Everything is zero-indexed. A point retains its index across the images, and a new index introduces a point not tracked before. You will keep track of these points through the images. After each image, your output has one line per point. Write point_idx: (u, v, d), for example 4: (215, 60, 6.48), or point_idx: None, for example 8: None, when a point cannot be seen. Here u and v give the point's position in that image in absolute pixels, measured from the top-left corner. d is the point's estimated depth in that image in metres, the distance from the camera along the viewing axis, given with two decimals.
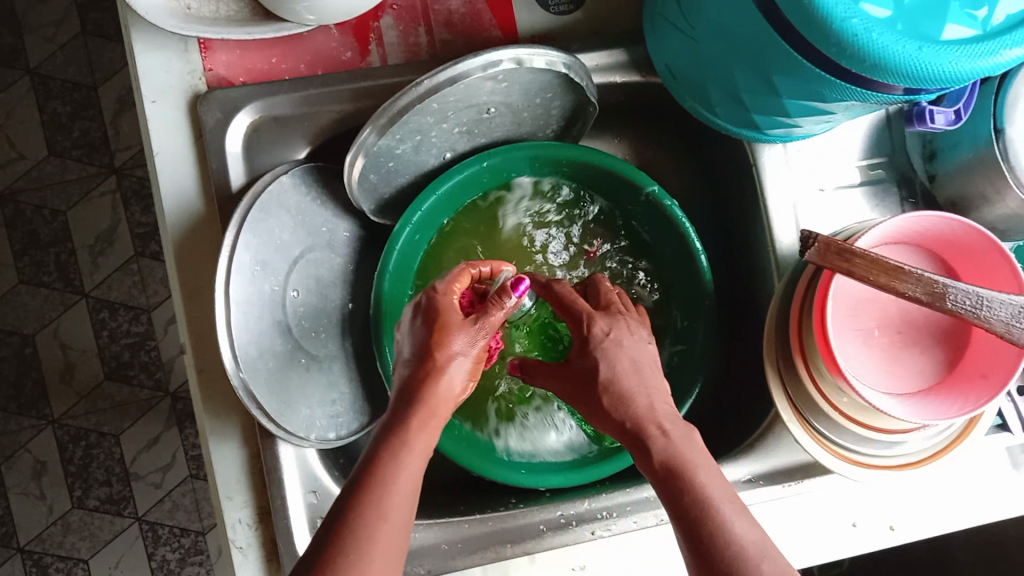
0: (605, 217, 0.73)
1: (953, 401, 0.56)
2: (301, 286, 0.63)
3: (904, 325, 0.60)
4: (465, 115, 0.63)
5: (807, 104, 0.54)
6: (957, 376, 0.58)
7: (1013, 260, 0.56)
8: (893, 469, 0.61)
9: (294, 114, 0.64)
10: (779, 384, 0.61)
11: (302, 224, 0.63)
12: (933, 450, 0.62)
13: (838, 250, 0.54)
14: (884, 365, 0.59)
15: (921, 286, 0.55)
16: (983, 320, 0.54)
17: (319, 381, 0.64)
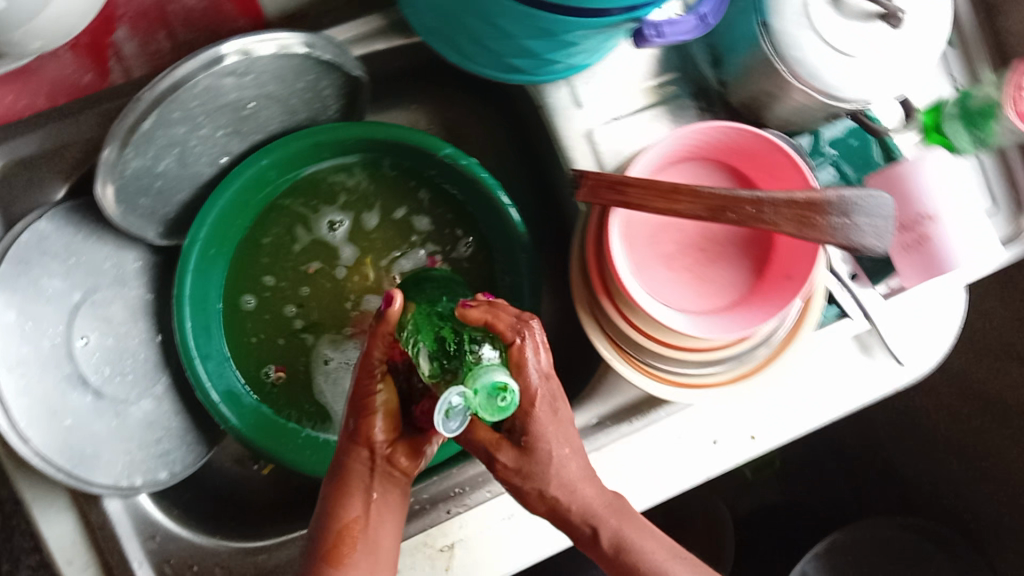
0: (420, 203, 0.71)
1: (756, 309, 0.55)
2: (91, 331, 0.60)
3: (704, 242, 0.59)
4: (221, 118, 0.59)
5: (545, 40, 0.51)
6: (767, 281, 0.57)
7: (794, 156, 0.54)
8: (729, 384, 0.60)
9: (44, 152, 0.60)
10: (597, 326, 0.59)
11: (77, 267, 0.60)
12: (766, 359, 0.60)
13: (606, 184, 0.54)
14: (692, 286, 0.58)
15: (700, 205, 0.53)
16: (769, 225, 0.51)
17: (136, 425, 0.61)
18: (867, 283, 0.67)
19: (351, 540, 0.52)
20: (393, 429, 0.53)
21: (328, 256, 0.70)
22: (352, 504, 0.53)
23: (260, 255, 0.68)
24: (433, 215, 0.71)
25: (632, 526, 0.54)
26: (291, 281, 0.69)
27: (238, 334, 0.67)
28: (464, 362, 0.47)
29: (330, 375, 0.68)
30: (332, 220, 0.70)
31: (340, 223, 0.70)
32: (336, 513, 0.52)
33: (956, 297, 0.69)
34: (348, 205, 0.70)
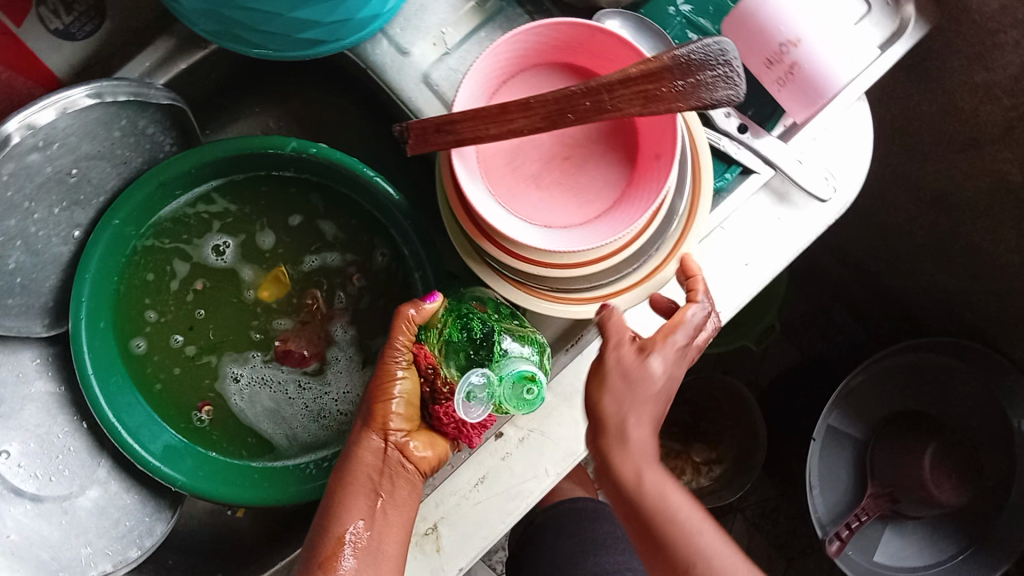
0: (300, 210, 0.68)
1: (636, 203, 0.52)
2: (10, 443, 0.59)
3: (563, 147, 0.56)
4: (50, 195, 0.57)
5: (309, 5, 0.47)
6: (640, 167, 0.54)
7: (619, 33, 0.51)
8: (641, 284, 0.57)
9: None
10: (489, 270, 0.56)
11: None
12: (673, 242, 0.57)
13: (433, 128, 0.50)
14: (565, 198, 0.55)
15: (539, 115, 0.48)
16: (615, 111, 0.48)
17: (88, 514, 0.60)
18: (762, 131, 0.63)
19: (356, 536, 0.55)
20: (408, 421, 0.57)
21: (226, 286, 0.68)
22: (360, 496, 0.56)
23: (146, 308, 0.65)
24: (316, 216, 0.68)
25: (699, 518, 0.56)
26: (189, 322, 0.66)
27: (155, 394, 0.65)
28: (492, 354, 0.54)
29: (244, 394, 0.66)
30: (217, 251, 0.67)
31: (225, 245, 0.67)
32: (339, 514, 0.56)
33: (858, 112, 0.65)
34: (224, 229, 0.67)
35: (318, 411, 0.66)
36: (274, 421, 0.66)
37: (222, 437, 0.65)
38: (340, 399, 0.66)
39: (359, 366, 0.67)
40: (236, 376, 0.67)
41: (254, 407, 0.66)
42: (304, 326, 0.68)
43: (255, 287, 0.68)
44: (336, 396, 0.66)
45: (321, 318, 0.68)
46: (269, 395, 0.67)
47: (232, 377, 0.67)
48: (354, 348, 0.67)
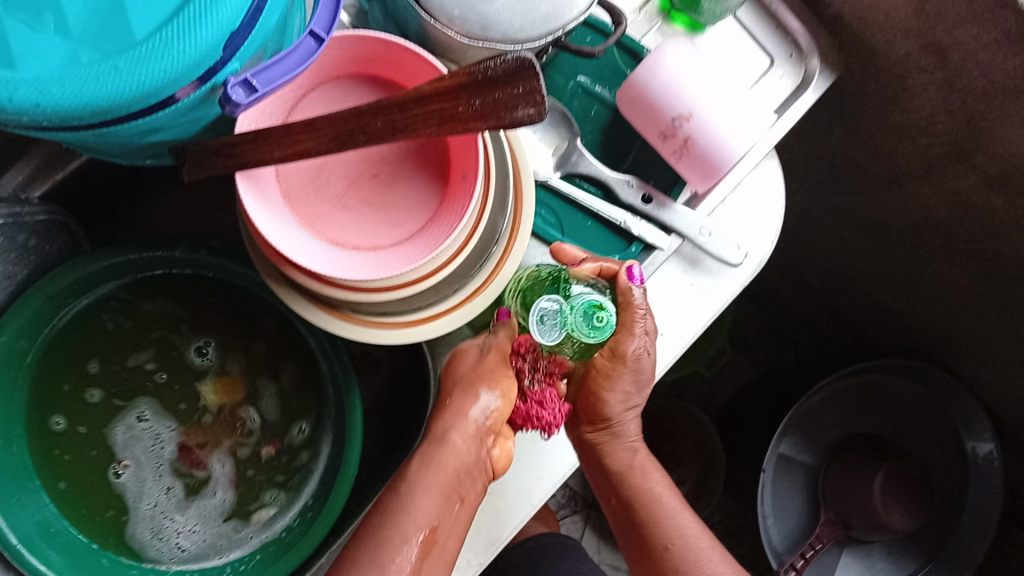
0: (263, 343, 0.72)
1: (442, 231, 0.50)
2: None
3: (372, 168, 0.53)
4: None
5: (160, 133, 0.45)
6: (450, 190, 0.52)
7: (410, 45, 0.50)
8: (467, 301, 0.56)
9: None
10: (306, 298, 0.54)
11: None
12: (494, 266, 0.56)
13: (216, 151, 0.47)
14: (376, 221, 0.53)
15: (328, 133, 0.47)
16: (410, 130, 0.46)
17: None
18: (665, 201, 0.61)
19: (432, 517, 0.54)
20: (498, 424, 0.57)
21: (184, 381, 0.73)
22: (434, 490, 0.55)
23: (66, 372, 0.65)
24: (272, 383, 0.73)
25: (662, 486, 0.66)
26: (118, 388, 0.70)
27: (44, 466, 0.63)
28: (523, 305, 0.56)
29: (127, 446, 0.70)
30: (177, 350, 0.72)
31: (208, 348, 0.73)
32: (403, 508, 0.54)
33: (766, 168, 0.64)
34: (189, 326, 0.71)
35: (172, 527, 0.67)
36: (135, 483, 0.69)
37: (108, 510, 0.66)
38: (182, 534, 0.67)
39: (224, 519, 0.68)
40: (133, 441, 0.70)
41: (131, 483, 0.69)
42: (206, 446, 0.73)
43: (206, 383, 0.73)
44: (178, 528, 0.67)
45: (230, 439, 0.73)
46: (144, 456, 0.70)
47: (127, 424, 0.70)
48: (231, 499, 0.70)
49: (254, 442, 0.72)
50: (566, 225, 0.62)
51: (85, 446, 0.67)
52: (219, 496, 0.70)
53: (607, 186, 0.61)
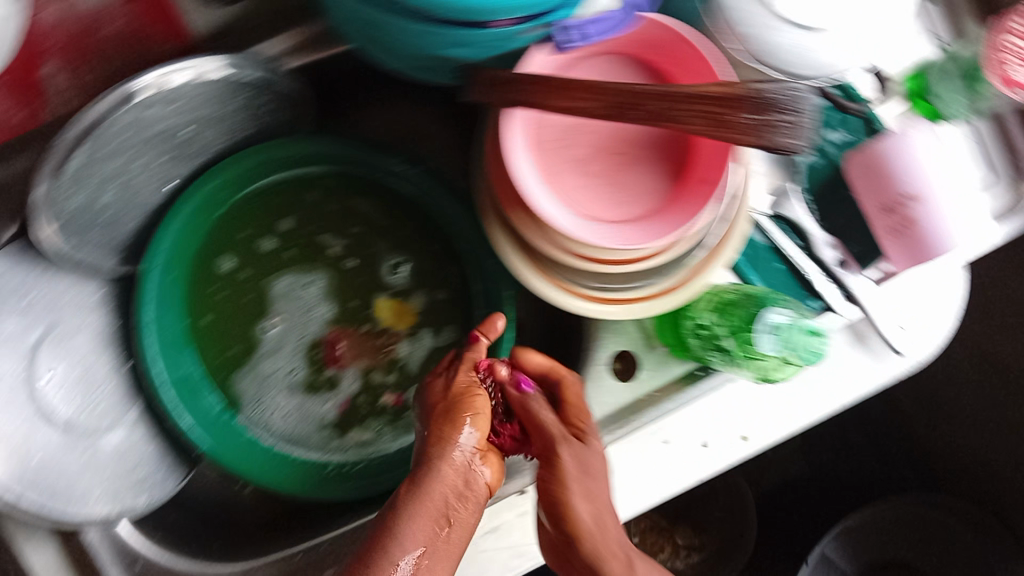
0: (445, 292, 0.69)
1: (671, 222, 0.51)
2: (57, 364, 0.60)
3: (625, 147, 0.55)
4: (153, 148, 0.58)
5: (464, 47, 0.48)
6: (684, 187, 0.53)
7: (700, 46, 0.50)
8: (654, 298, 0.57)
9: None
10: (514, 245, 0.56)
11: (36, 305, 0.60)
12: (692, 269, 0.57)
13: (501, 82, 0.50)
14: (609, 196, 0.54)
15: (598, 101, 0.50)
16: (679, 122, 0.48)
17: (111, 458, 0.61)
18: (857, 270, 0.62)
19: (428, 535, 0.47)
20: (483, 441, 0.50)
21: (360, 284, 0.69)
22: (421, 522, 0.47)
23: (263, 218, 0.67)
24: (435, 335, 0.69)
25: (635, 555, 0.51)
26: (295, 245, 0.68)
27: (205, 298, 0.65)
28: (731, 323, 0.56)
29: (280, 307, 0.68)
30: (375, 249, 0.69)
31: (399, 266, 0.69)
32: (396, 532, 0.46)
33: (955, 275, 0.65)
34: (392, 232, 0.69)
35: (276, 408, 0.66)
36: (270, 346, 0.67)
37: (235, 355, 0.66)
38: (280, 416, 0.66)
39: (320, 425, 0.67)
40: (287, 307, 0.68)
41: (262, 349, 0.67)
42: (350, 356, 0.68)
43: (380, 299, 0.69)
44: (279, 414, 0.66)
45: (377, 359, 0.69)
46: (292, 320, 0.68)
47: (291, 281, 0.68)
48: (333, 413, 0.67)
49: (389, 379, 0.68)
50: (754, 260, 0.64)
51: (241, 295, 0.67)
52: (327, 403, 0.68)
53: (807, 239, 0.63)
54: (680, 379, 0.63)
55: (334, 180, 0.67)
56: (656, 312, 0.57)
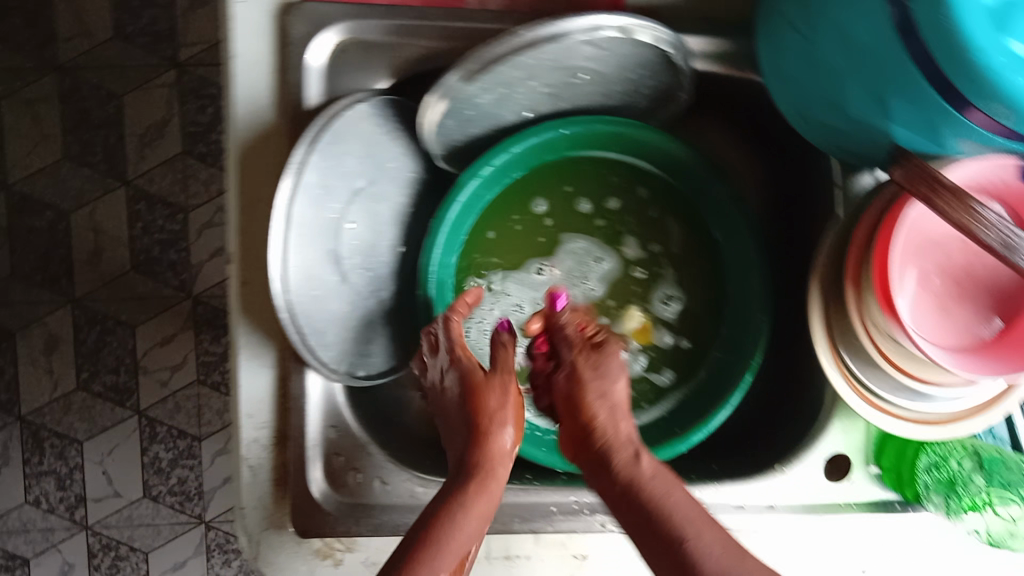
0: (684, 343, 0.72)
1: (995, 361, 0.54)
2: (359, 219, 0.61)
3: (963, 278, 0.59)
4: (551, 76, 0.60)
5: (914, 134, 0.52)
6: (1010, 338, 0.56)
7: None
8: (910, 422, 0.61)
9: (384, 42, 0.61)
10: (821, 310, 0.62)
11: (369, 156, 0.61)
12: (955, 413, 0.61)
13: (926, 178, 0.53)
14: (935, 313, 0.58)
15: (997, 235, 0.52)
16: None
17: (356, 321, 0.62)
18: None
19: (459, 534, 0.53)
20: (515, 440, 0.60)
21: (631, 292, 0.72)
22: (472, 517, 0.54)
23: (598, 185, 0.72)
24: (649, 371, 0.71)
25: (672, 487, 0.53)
26: (608, 219, 0.72)
27: (516, 214, 0.71)
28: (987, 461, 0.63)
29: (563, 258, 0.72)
30: (662, 274, 0.72)
31: (672, 301, 0.72)
32: (443, 529, 0.53)
33: None
34: (682, 268, 0.72)
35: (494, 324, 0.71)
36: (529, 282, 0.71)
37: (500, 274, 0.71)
38: (485, 324, 0.70)
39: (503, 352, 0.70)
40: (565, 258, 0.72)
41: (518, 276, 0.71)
42: None
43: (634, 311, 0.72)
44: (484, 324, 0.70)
45: None
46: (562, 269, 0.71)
47: (586, 244, 0.72)
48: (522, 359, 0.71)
49: None
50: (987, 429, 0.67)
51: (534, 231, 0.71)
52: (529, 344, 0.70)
53: None
54: (872, 502, 0.66)
55: (672, 191, 0.72)
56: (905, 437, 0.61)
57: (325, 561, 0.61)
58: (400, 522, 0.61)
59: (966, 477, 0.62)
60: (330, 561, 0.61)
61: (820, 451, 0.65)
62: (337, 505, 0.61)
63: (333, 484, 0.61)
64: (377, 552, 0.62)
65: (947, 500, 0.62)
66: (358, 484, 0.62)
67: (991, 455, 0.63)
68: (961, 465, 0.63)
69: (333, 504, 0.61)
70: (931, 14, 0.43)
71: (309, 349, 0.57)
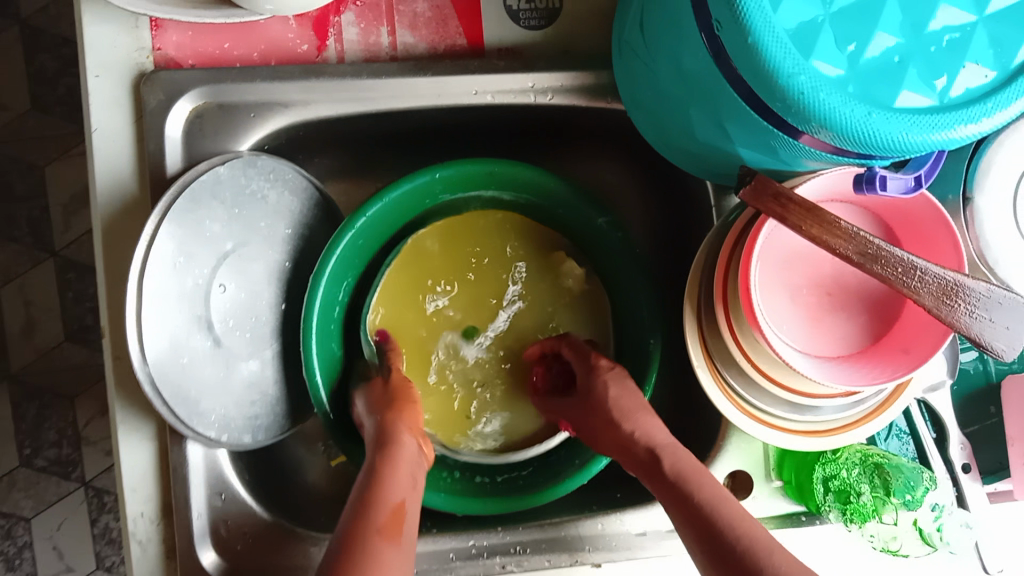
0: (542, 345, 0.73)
1: (869, 370, 0.56)
2: (229, 282, 0.61)
3: (833, 287, 0.59)
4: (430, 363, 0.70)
5: (760, 155, 0.52)
6: (880, 347, 0.58)
7: (957, 234, 0.53)
8: (795, 434, 0.61)
9: (243, 105, 0.61)
10: (696, 331, 0.61)
11: (237, 218, 0.61)
12: (845, 422, 0.61)
13: (773, 193, 0.53)
14: (805, 324, 0.58)
15: (854, 246, 0.53)
16: (912, 291, 0.52)
17: (237, 385, 0.62)
18: (978, 479, 0.65)
19: (404, 490, 0.55)
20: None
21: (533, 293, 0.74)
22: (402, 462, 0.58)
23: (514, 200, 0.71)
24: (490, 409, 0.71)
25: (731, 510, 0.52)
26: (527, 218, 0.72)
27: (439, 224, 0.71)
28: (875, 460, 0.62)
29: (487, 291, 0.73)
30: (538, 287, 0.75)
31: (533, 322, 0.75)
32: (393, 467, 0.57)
33: None
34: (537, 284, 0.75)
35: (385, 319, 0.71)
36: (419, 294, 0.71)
37: (406, 352, 0.72)
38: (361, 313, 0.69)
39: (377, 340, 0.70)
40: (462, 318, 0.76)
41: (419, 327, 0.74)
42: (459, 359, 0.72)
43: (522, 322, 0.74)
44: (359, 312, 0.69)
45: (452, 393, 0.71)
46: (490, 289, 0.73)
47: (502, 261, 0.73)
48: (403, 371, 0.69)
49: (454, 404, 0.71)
50: (889, 430, 0.67)
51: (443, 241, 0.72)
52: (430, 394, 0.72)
53: (944, 436, 0.66)
54: (783, 516, 0.64)
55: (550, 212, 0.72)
56: (789, 448, 0.61)
57: None
58: None
59: (857, 485, 0.61)
60: None
61: (719, 470, 0.65)
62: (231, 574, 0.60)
63: (223, 553, 0.60)
64: None
65: (847, 511, 0.61)
66: (248, 549, 0.61)
67: (882, 459, 0.62)
68: (851, 473, 0.61)
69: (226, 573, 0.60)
70: (732, 41, 0.42)
71: (180, 419, 0.57)
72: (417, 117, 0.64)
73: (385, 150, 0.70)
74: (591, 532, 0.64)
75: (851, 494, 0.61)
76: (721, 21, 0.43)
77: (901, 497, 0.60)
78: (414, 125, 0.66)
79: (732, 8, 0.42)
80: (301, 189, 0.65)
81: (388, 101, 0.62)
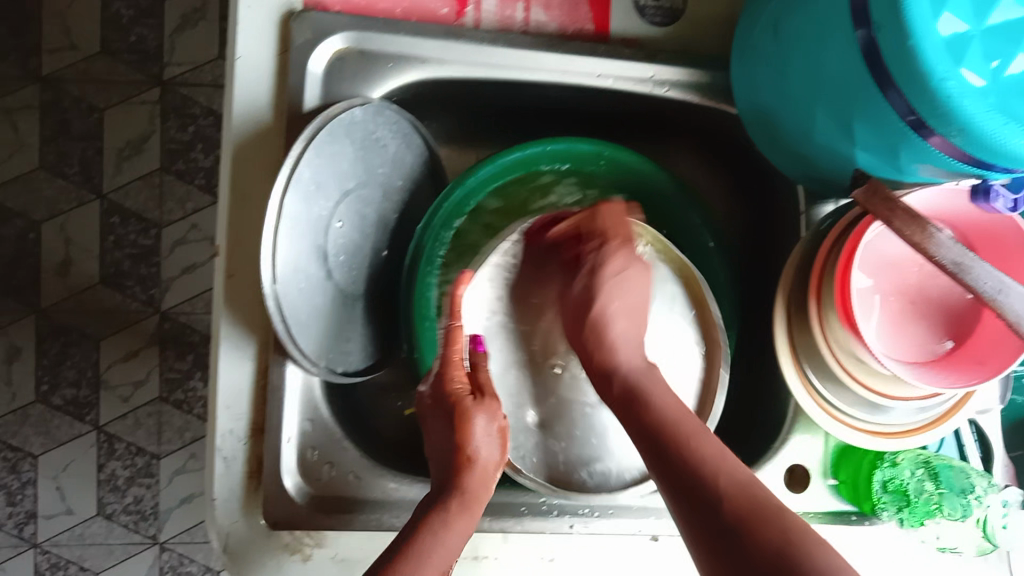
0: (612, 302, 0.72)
1: (946, 376, 0.58)
2: (346, 219, 0.63)
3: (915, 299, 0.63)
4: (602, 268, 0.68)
5: (878, 159, 0.56)
6: (957, 359, 0.60)
7: None
8: (866, 432, 0.64)
9: (383, 55, 0.64)
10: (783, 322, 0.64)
11: (362, 160, 0.64)
12: (908, 427, 0.64)
13: (883, 197, 0.57)
14: (886, 326, 0.62)
15: (950, 254, 0.54)
16: (997, 304, 0.53)
17: (338, 318, 0.64)
18: None
19: (477, 485, 0.57)
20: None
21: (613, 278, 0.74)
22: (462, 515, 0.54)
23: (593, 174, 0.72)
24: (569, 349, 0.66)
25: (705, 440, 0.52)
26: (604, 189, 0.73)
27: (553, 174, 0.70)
28: (933, 464, 0.65)
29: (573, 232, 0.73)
30: None
31: None
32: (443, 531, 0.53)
33: None
34: None
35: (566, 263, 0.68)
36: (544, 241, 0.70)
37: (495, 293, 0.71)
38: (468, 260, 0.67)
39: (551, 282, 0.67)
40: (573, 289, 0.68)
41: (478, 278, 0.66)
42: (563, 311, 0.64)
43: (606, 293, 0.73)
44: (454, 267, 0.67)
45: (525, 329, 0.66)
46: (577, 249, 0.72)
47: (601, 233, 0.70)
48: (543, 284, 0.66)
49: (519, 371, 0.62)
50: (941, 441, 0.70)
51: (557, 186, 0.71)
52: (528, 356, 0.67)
53: (991, 455, 0.70)
54: (834, 513, 0.67)
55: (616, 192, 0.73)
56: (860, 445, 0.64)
57: (293, 556, 0.61)
58: (371, 517, 0.62)
59: (917, 485, 0.64)
60: (299, 555, 0.61)
61: (782, 460, 0.67)
62: (308, 498, 0.62)
63: (305, 477, 0.62)
64: (345, 548, 0.62)
65: (904, 510, 0.64)
66: (331, 478, 0.63)
67: (938, 461, 0.65)
68: (912, 474, 0.64)
69: (303, 495, 0.62)
70: (890, 44, 0.47)
71: (292, 339, 0.59)
72: (537, 90, 0.68)
73: (493, 121, 0.74)
74: (656, 504, 0.67)
75: (912, 493, 0.64)
76: (882, 23, 0.47)
77: (956, 499, 0.63)
78: (530, 99, 0.69)
79: (897, 13, 0.46)
80: (416, 145, 0.69)
81: (516, 70, 0.66)
